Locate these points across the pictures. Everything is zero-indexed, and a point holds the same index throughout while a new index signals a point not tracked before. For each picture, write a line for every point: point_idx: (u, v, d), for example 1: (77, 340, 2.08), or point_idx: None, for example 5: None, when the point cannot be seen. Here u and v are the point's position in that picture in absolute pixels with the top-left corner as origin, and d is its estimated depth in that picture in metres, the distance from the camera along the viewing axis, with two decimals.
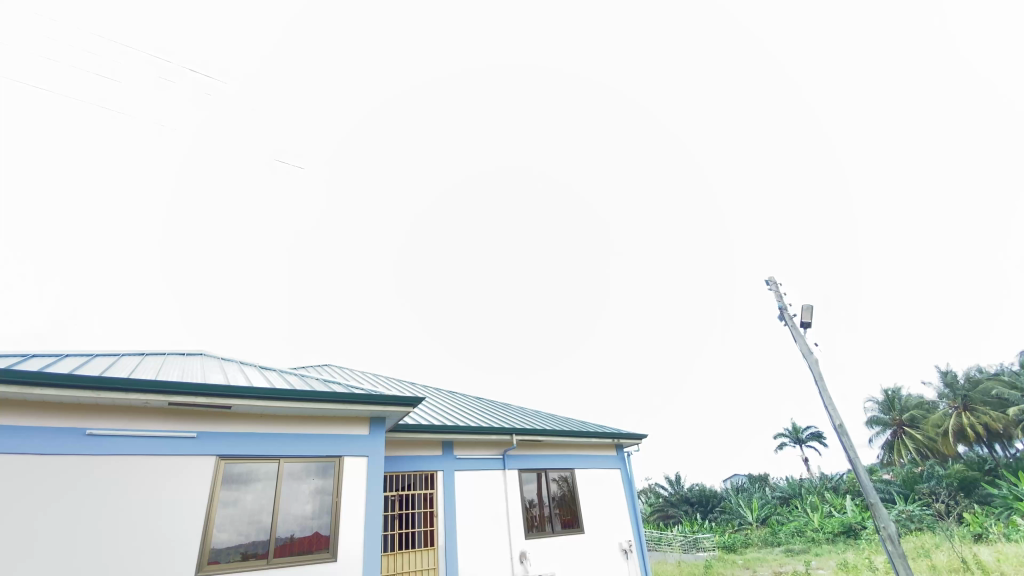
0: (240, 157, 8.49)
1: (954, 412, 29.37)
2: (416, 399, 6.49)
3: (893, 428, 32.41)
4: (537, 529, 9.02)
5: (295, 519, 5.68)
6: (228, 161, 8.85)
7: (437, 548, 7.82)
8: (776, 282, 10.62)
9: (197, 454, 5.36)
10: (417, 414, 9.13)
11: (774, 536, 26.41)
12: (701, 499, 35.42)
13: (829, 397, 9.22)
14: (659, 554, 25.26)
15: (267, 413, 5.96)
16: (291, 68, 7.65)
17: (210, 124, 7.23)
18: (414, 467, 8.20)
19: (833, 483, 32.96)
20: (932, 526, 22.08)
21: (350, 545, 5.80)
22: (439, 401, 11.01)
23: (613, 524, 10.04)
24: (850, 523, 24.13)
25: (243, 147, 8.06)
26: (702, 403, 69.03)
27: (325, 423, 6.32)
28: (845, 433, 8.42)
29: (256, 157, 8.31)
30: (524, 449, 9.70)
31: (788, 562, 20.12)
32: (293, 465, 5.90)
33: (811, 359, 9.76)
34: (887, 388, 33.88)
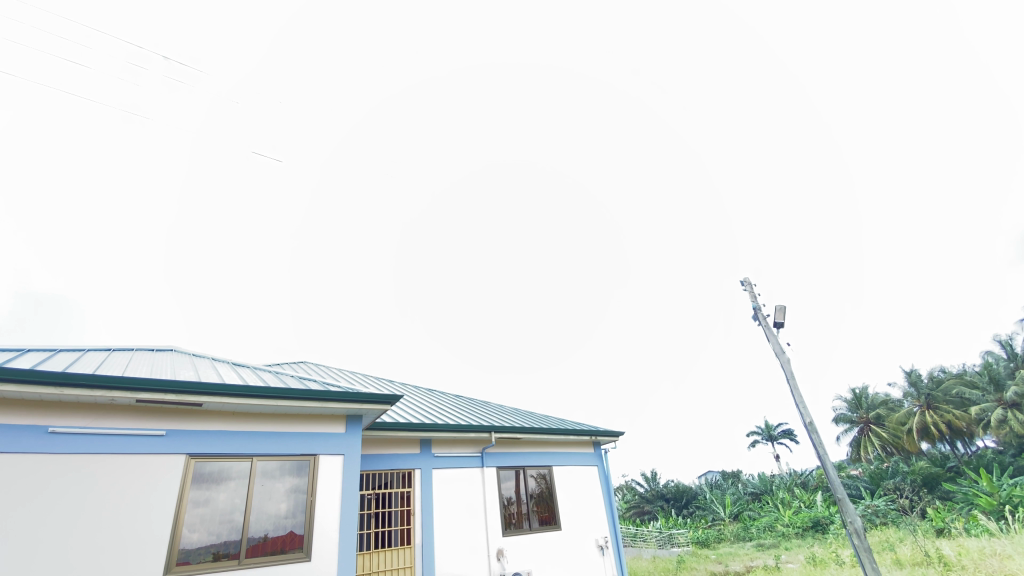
0: (227, 162, 8.07)
1: (918, 410, 30.33)
2: (394, 398, 6.47)
3: (860, 425, 33.38)
4: (514, 526, 9.09)
5: (268, 518, 5.64)
6: (217, 165, 8.41)
7: (414, 546, 7.85)
8: (751, 282, 10.96)
9: (167, 453, 5.28)
10: (395, 412, 9.11)
11: (746, 531, 27.05)
12: (676, 495, 36.05)
13: (799, 396, 9.50)
14: (634, 550, 25.62)
15: (239, 411, 5.90)
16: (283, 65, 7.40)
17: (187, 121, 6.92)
18: (391, 466, 8.19)
19: (802, 479, 33.91)
20: (896, 521, 22.94)
21: (325, 544, 5.79)
22: (417, 399, 10.98)
23: (590, 520, 10.18)
24: (818, 517, 24.93)
25: (227, 154, 7.59)
26: (677, 401, 70.02)
27: (300, 421, 6.28)
28: (815, 431, 8.72)
29: (240, 161, 7.83)
30: (502, 447, 9.76)
31: (759, 556, 20.69)
32: (266, 464, 5.85)
33: (783, 358, 10.03)
34: (855, 387, 34.86)
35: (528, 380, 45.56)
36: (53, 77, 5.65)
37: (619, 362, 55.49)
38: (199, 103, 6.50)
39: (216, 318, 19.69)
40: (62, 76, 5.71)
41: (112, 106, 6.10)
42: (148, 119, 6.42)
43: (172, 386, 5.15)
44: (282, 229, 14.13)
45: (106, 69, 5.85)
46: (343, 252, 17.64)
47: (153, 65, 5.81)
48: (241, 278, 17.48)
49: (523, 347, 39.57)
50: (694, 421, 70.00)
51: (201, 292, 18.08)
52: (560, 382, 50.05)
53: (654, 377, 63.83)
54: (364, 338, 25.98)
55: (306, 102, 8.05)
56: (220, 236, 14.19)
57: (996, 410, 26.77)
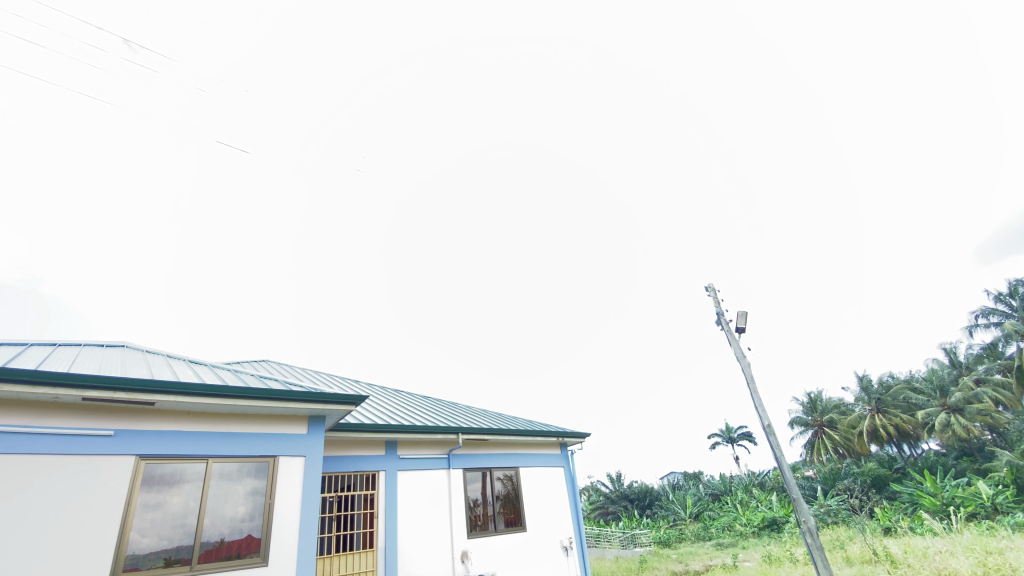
0: (191, 151, 7.71)
1: (868, 414, 31.49)
2: (359, 398, 6.32)
3: (814, 428, 34.28)
4: (479, 528, 9.03)
5: (225, 522, 5.41)
6: (185, 154, 8.13)
7: (376, 550, 7.70)
8: (715, 288, 11.25)
9: (115, 454, 5.01)
10: (360, 413, 8.91)
11: (706, 530, 27.71)
12: (639, 495, 36.73)
13: (758, 399, 9.77)
14: (598, 550, 25.85)
15: (194, 411, 5.64)
16: (267, 62, 7.07)
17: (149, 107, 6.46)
18: (354, 467, 8.01)
19: (759, 480, 34.98)
20: (847, 520, 23.87)
21: (283, 549, 5.59)
22: (383, 399, 10.78)
23: (555, 521, 10.20)
24: (775, 517, 25.77)
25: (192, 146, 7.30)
26: (643, 406, 71.15)
27: (259, 422, 6.06)
28: (772, 433, 8.99)
29: (206, 153, 7.65)
30: (469, 448, 9.66)
31: (717, 555, 21.19)
32: (223, 465, 5.63)
33: (744, 362, 10.31)
34: (811, 391, 35.99)
35: (496, 381, 45.45)
36: (12, 58, 5.36)
37: (586, 367, 55.92)
38: (173, 93, 6.40)
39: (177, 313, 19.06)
40: (19, 56, 5.38)
41: (72, 91, 5.78)
42: (112, 105, 6.13)
43: (122, 384, 4.89)
44: (222, 221, 13.39)
45: (63, 50, 5.48)
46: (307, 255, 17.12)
47: (112, 48, 5.50)
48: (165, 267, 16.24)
49: (491, 348, 39.43)
50: (657, 424, 71.34)
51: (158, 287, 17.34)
52: (528, 384, 50.22)
53: (620, 380, 64.73)
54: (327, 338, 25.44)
55: (290, 113, 7.75)
56: (182, 230, 13.63)
57: (940, 414, 28.23)
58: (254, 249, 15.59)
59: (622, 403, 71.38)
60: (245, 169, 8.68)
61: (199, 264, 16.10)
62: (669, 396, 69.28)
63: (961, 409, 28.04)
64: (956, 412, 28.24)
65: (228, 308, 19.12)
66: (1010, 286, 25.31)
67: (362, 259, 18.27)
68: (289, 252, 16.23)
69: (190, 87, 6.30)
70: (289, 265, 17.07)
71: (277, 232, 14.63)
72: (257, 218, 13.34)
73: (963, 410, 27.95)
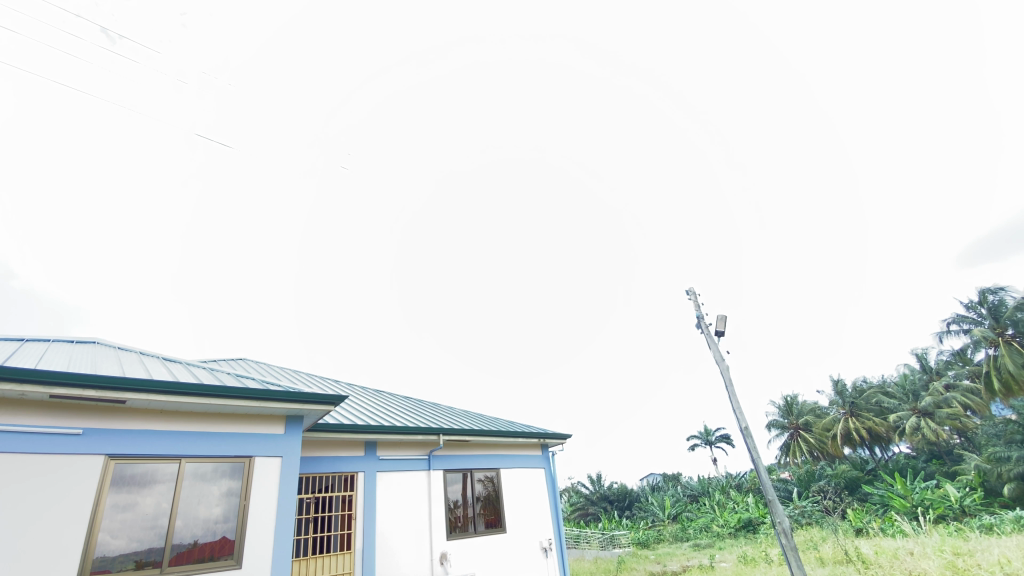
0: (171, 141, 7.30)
1: (843, 417, 31.99)
2: (338, 398, 6.22)
3: (790, 430, 34.75)
4: (459, 530, 8.98)
5: (199, 523, 5.28)
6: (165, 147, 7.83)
7: (354, 551, 7.60)
8: (696, 292, 11.38)
9: (84, 454, 4.85)
10: (339, 414, 8.79)
11: (684, 531, 28.06)
12: (619, 497, 37.01)
13: (736, 401, 9.90)
14: (577, 551, 25.92)
15: (167, 409, 5.49)
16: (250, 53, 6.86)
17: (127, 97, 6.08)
18: (333, 468, 7.90)
19: (736, 481, 35.51)
20: (820, 521, 24.34)
21: (258, 551, 5.46)
22: (363, 400, 10.65)
23: (535, 522, 10.18)
24: (750, 518, 26.19)
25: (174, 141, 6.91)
26: (625, 409, 71.69)
27: (235, 421, 5.92)
28: (749, 435, 9.12)
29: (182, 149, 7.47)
30: (449, 449, 9.59)
31: (694, 556, 21.43)
32: (197, 465, 5.48)
33: (723, 365, 10.44)
34: (787, 394, 36.51)
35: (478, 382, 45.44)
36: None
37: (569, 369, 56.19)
38: (154, 86, 6.09)
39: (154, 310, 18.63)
40: None
41: (48, 79, 5.46)
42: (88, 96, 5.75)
43: (92, 382, 4.73)
44: (199, 214, 13.08)
45: (37, 36, 5.27)
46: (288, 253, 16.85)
47: (89, 36, 5.41)
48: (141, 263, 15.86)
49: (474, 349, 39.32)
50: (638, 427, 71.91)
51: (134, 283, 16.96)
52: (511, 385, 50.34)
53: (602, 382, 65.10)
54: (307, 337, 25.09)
55: (269, 106, 7.55)
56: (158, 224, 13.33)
57: (911, 418, 29.00)
58: (234, 245, 15.31)
59: (603, 406, 71.89)
60: (227, 170, 8.46)
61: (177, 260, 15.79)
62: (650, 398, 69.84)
63: (931, 413, 28.82)
64: (926, 416, 29.01)
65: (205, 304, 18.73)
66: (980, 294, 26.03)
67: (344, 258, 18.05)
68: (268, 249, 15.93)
69: (170, 79, 5.99)
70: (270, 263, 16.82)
71: (248, 228, 14.25)
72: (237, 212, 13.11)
73: (932, 413, 28.72)
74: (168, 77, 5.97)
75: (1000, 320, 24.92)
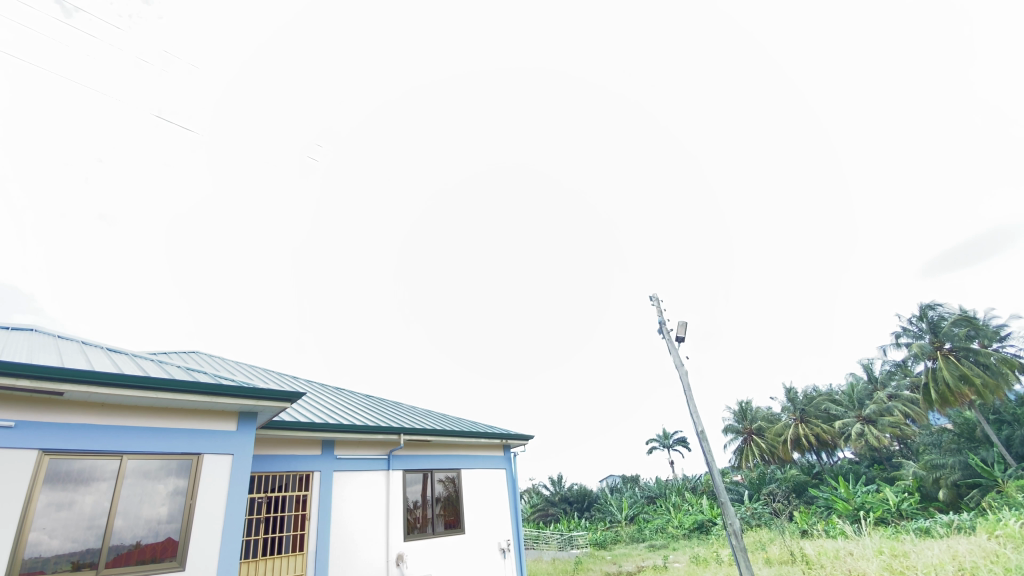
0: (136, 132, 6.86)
1: (793, 423, 33.26)
2: (295, 395, 6.02)
3: (744, 435, 35.99)
4: (417, 531, 8.87)
5: (143, 523, 5.03)
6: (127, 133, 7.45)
7: (306, 553, 7.39)
8: (659, 298, 11.62)
9: (16, 448, 4.55)
10: (296, 411, 8.54)
11: (640, 532, 28.58)
12: (579, 497, 37.47)
13: (694, 406, 10.14)
14: (535, 552, 25.98)
15: (109, 403, 5.20)
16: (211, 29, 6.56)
17: (80, 74, 5.65)
18: (287, 467, 7.68)
19: (692, 483, 36.45)
20: (768, 522, 25.25)
21: (203, 553, 5.21)
22: (322, 398, 10.38)
23: (494, 523, 10.15)
24: (703, 519, 26.91)
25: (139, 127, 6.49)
26: None
27: (184, 416, 5.65)
28: (705, 438, 9.36)
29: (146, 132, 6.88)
30: (410, 449, 9.46)
31: (649, 557, 21.83)
32: (142, 463, 5.21)
33: (682, 370, 10.69)
34: (741, 399, 37.52)
35: None
36: None
37: None
38: (115, 70, 5.78)
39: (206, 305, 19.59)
40: None
41: (9, 54, 5.03)
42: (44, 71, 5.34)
43: (27, 371, 4.45)
44: None
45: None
46: None
47: (43, 7, 5.13)
48: None
49: None
50: None
51: None
52: None
53: None
54: None
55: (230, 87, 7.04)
56: None
57: (855, 425, 30.40)
58: None
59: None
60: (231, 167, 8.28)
61: None
62: None
63: (874, 420, 30.32)
64: (869, 423, 30.47)
65: None
66: (920, 310, 27.49)
67: None
68: None
69: (130, 56, 5.69)
70: None
71: None
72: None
73: (876, 421, 30.24)
74: (127, 55, 5.66)
75: (937, 334, 26.42)
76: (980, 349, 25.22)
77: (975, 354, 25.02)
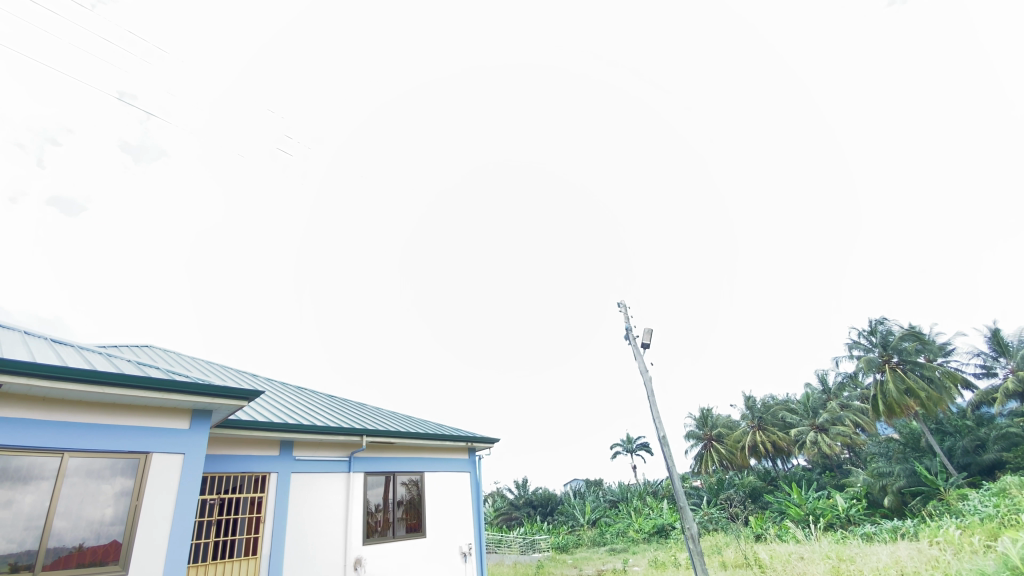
0: (109, 117, 6.55)
1: (750, 430, 34.20)
2: (254, 394, 5.84)
3: (704, 441, 36.77)
4: (377, 534, 8.73)
5: (88, 525, 4.79)
6: (89, 117, 7.13)
7: (260, 556, 7.18)
8: (626, 305, 11.80)
9: None
10: (253, 410, 8.26)
11: (602, 536, 28.84)
12: (543, 502, 37.63)
13: (657, 411, 10.33)
14: (497, 555, 25.89)
15: (53, 397, 4.93)
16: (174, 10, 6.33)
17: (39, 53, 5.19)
18: (242, 468, 7.43)
19: (653, 488, 37.10)
20: (725, 526, 25.87)
21: (148, 557, 4.97)
22: (281, 397, 10.10)
23: (456, 526, 10.07)
24: (663, 523, 27.38)
25: (110, 115, 6.18)
26: (551, 415, 73.36)
27: (134, 413, 5.39)
28: (666, 443, 9.55)
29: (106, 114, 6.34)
30: (373, 451, 9.28)
31: (610, 560, 22.03)
32: (86, 461, 4.95)
33: (646, 376, 10.88)
34: (702, 406, 38.39)
35: None
36: None
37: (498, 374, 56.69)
38: (74, 50, 5.38)
39: (211, 300, 20.12)
40: None
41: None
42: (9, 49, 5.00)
43: None
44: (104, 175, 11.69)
45: None
46: (259, 223, 15.08)
47: None
48: (221, 264, 17.93)
49: None
50: (560, 433, 73.98)
51: (222, 277, 18.80)
52: None
53: (530, 391, 65.83)
54: (246, 331, 23.60)
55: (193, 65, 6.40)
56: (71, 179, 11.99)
57: (809, 433, 31.51)
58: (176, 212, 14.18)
59: (549, 419, 75.27)
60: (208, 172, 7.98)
61: (225, 245, 16.68)
62: (583, 408, 71.36)
63: (827, 428, 31.53)
64: (822, 431, 31.65)
65: (228, 286, 19.34)
66: (872, 324, 28.70)
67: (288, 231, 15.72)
68: (201, 217, 14.68)
69: (94, 38, 5.46)
70: (216, 217, 14.51)
71: (175, 192, 13.08)
72: (161, 176, 12.34)
73: (828, 429, 31.46)
74: (91, 36, 5.43)
75: (887, 348, 27.49)
76: (926, 363, 26.53)
77: (921, 368, 26.33)
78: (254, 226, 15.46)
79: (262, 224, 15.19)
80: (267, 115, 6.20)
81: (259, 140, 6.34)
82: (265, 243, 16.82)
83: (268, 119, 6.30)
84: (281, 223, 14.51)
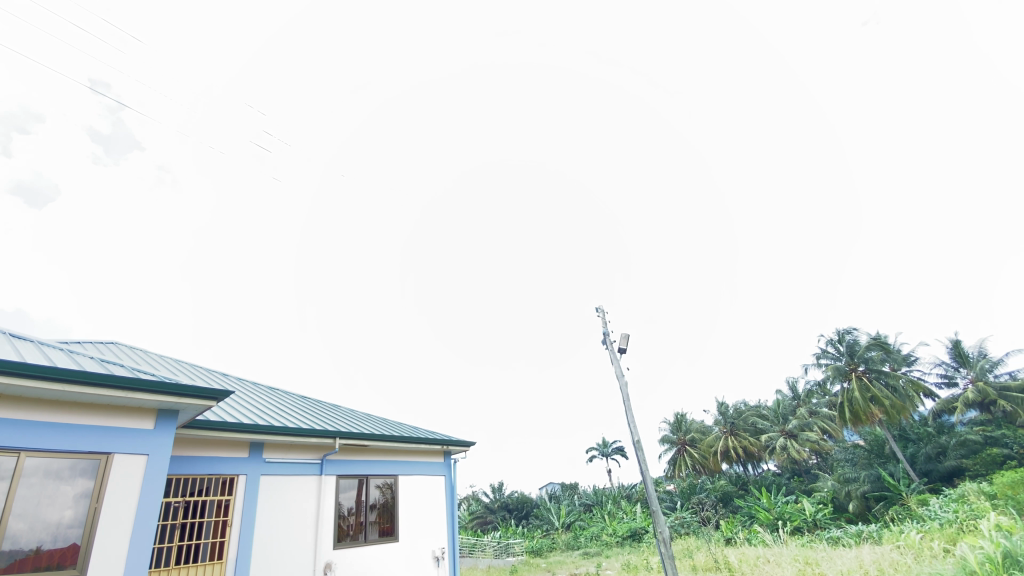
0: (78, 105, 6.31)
1: (722, 435, 34.73)
2: (224, 394, 5.71)
3: (677, 446, 37.26)
4: (349, 538, 8.60)
5: (45, 527, 4.61)
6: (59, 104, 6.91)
7: (226, 561, 7.01)
8: (604, 310, 11.90)
9: None
10: (222, 410, 8.05)
11: (576, 540, 28.89)
12: (518, 505, 37.58)
13: (632, 415, 10.44)
14: (470, 559, 25.73)
15: (9, 394, 4.74)
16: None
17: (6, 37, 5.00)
18: (208, 470, 7.23)
19: (627, 492, 37.39)
20: (696, 530, 26.18)
21: (107, 560, 4.80)
22: (251, 397, 9.87)
23: (429, 530, 10.00)
24: (636, 527, 27.59)
25: (81, 102, 6.00)
26: (527, 418, 73.59)
27: (97, 412, 5.22)
28: (640, 447, 9.65)
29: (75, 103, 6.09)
30: (345, 454, 9.14)
31: (582, 564, 22.10)
32: (45, 462, 4.77)
33: (622, 381, 10.98)
34: (677, 411, 38.87)
35: None
36: None
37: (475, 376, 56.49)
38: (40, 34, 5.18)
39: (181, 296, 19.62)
40: None
41: None
42: None
43: None
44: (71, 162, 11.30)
45: None
46: (235, 218, 14.78)
47: None
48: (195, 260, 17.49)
49: None
50: (535, 436, 74.22)
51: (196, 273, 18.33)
52: None
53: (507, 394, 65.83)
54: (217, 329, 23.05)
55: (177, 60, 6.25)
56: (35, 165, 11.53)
57: (779, 439, 32.16)
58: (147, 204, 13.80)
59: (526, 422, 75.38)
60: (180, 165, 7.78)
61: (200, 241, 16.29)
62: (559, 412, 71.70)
63: (796, 434, 32.27)
64: (791, 437, 32.36)
65: (200, 283, 18.90)
66: (840, 333, 29.52)
67: (264, 227, 15.47)
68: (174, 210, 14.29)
69: (64, 23, 5.24)
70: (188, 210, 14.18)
71: (146, 185, 12.72)
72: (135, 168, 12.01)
73: (797, 435, 32.22)
74: (62, 21, 5.21)
75: (854, 357, 28.30)
76: (890, 372, 27.39)
77: (886, 376, 27.17)
78: (228, 220, 15.11)
79: (238, 219, 14.92)
80: (245, 109, 6.45)
81: (237, 134, 6.47)
82: (241, 240, 16.49)
83: (248, 115, 6.46)
84: (256, 218, 14.26)
